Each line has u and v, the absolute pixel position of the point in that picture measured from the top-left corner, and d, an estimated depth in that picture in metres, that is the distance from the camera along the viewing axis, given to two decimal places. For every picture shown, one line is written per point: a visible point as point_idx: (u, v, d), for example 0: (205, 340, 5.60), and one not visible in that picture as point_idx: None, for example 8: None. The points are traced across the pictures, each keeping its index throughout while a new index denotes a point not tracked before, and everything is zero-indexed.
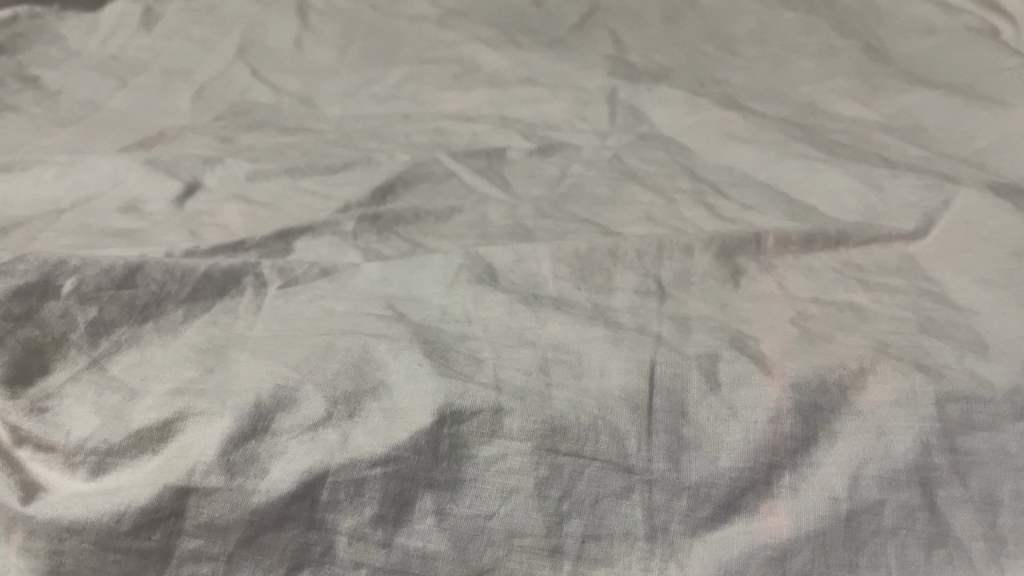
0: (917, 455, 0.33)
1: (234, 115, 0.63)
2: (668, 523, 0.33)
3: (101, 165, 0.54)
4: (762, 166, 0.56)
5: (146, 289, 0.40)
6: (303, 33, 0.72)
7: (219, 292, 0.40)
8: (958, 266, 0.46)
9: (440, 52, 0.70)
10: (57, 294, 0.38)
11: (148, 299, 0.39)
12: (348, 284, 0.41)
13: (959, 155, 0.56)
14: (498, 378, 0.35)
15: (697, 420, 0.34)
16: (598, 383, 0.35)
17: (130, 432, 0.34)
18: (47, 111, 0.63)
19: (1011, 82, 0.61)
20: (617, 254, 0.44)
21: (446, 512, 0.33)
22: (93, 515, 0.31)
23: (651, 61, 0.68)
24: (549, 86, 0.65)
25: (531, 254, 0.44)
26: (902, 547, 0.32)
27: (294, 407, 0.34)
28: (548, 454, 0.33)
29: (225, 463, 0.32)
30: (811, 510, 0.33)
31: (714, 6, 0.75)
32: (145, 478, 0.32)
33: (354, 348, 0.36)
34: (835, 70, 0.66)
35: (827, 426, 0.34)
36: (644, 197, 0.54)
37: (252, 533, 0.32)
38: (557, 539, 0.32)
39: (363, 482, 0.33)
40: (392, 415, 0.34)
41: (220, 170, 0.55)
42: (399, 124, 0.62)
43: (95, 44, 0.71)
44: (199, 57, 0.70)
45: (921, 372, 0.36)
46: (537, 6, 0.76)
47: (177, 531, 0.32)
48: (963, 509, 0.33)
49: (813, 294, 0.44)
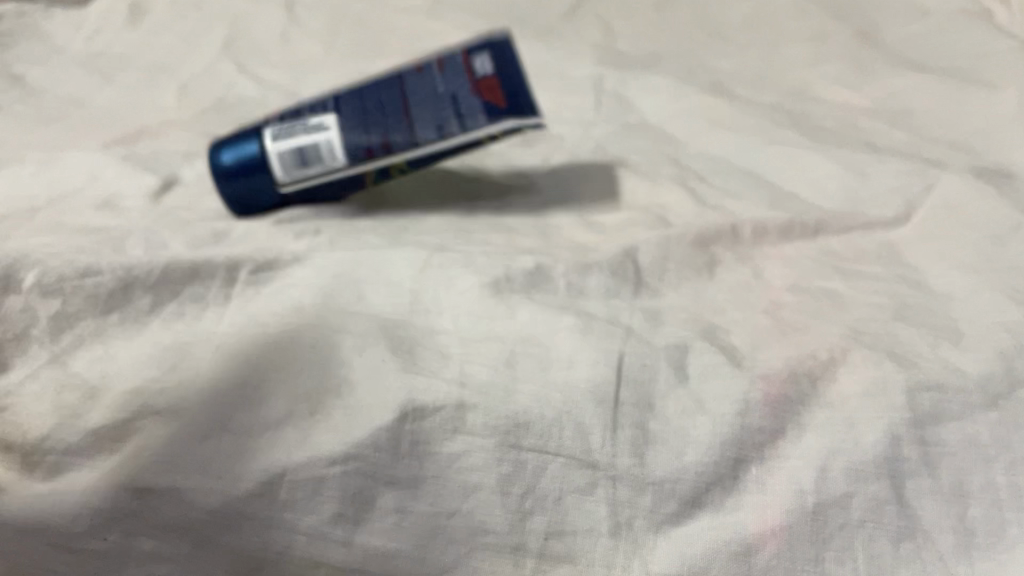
0: (886, 448, 0.33)
1: (217, 109, 0.70)
2: (632, 518, 0.32)
3: (76, 160, 0.57)
4: (746, 151, 0.59)
5: (113, 275, 0.38)
6: (290, 27, 0.80)
7: (187, 278, 0.39)
8: (938, 252, 0.46)
9: (429, 42, 0.78)
10: (18, 289, 0.38)
11: (115, 285, 0.38)
12: (315, 265, 0.40)
13: (948, 140, 0.58)
14: (463, 373, 0.34)
15: (664, 414, 0.34)
16: (565, 375, 0.35)
17: (88, 431, 0.33)
18: (30, 108, 0.68)
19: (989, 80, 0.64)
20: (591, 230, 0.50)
21: (407, 510, 0.32)
22: (48, 514, 0.31)
23: (639, 49, 0.76)
24: (536, 74, 0.72)
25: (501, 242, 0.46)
26: (870, 540, 0.32)
27: (253, 407, 0.33)
28: (512, 449, 0.33)
29: (182, 464, 0.32)
30: (779, 503, 0.32)
31: (706, 22, 0.79)
32: (99, 478, 0.32)
33: (318, 344, 0.35)
34: (827, 55, 0.71)
35: (795, 419, 0.34)
36: (631, 181, 0.56)
37: (211, 532, 0.31)
38: (520, 536, 0.32)
39: (322, 480, 0.32)
40: (353, 412, 0.33)
41: (197, 163, 0.60)
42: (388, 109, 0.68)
43: (80, 40, 0.79)
44: (207, 80, 0.73)
45: (893, 362, 0.35)
46: (528, 18, 0.81)
47: (134, 531, 0.31)
48: (933, 501, 0.32)
49: (791, 282, 0.43)
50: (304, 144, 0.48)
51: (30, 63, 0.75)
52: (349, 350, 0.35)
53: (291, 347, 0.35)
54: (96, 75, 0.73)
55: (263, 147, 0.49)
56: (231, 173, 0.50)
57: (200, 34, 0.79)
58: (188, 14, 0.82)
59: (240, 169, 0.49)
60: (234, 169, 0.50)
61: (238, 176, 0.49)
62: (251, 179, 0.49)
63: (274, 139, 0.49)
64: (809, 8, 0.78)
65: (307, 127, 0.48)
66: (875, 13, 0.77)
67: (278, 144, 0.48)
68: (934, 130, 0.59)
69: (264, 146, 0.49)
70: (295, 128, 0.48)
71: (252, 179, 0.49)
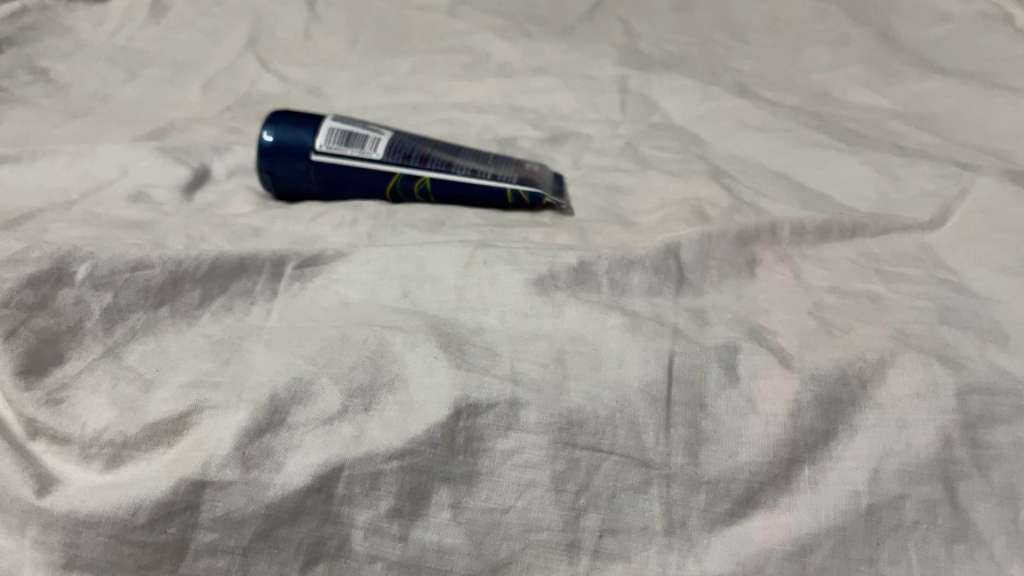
0: (938, 449, 0.32)
1: (243, 105, 0.70)
2: (686, 518, 0.32)
3: (110, 155, 0.58)
4: (773, 154, 0.60)
5: (163, 268, 0.40)
6: (312, 23, 0.81)
7: (236, 272, 0.41)
8: (978, 255, 0.46)
9: (452, 41, 0.78)
10: (71, 282, 0.38)
11: (166, 279, 0.39)
12: (362, 262, 0.42)
13: (976, 143, 0.58)
14: (514, 371, 0.35)
15: (715, 414, 0.34)
16: (616, 373, 0.35)
17: (146, 424, 0.33)
18: (56, 102, 0.68)
19: (1016, 84, 0.64)
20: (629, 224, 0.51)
21: (462, 506, 0.32)
22: (108, 508, 0.31)
23: (661, 49, 0.76)
24: (559, 75, 0.73)
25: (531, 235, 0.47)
26: (923, 541, 0.31)
27: (308, 401, 0.33)
28: (565, 447, 0.33)
29: (240, 457, 0.32)
30: (831, 504, 0.32)
31: (727, 26, 0.80)
32: (160, 471, 0.32)
33: (370, 341, 0.36)
34: (849, 57, 0.71)
35: (847, 420, 0.34)
36: (663, 182, 0.56)
37: (268, 527, 0.31)
38: (574, 534, 0.32)
39: (378, 475, 0.32)
40: (408, 407, 0.33)
41: (228, 157, 0.61)
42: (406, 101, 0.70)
43: (103, 35, 0.79)
44: (233, 78, 0.74)
45: (942, 364, 0.35)
46: (549, 18, 0.82)
47: (193, 525, 0.31)
48: (985, 504, 0.32)
49: (831, 285, 0.43)
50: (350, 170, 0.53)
51: (55, 58, 0.74)
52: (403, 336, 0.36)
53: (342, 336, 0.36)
54: (122, 73, 0.73)
55: (308, 160, 0.53)
56: (274, 151, 0.53)
57: (224, 32, 0.80)
58: (211, 11, 0.82)
59: (284, 156, 0.53)
60: (278, 148, 0.53)
61: (279, 161, 0.53)
62: (291, 163, 0.53)
63: (321, 156, 0.53)
64: (830, 9, 0.78)
65: (357, 158, 0.53)
66: (897, 16, 0.77)
67: (321, 163, 0.53)
68: (961, 133, 0.60)
69: (309, 158, 0.53)
70: (345, 160, 0.53)
71: (290, 168, 0.53)
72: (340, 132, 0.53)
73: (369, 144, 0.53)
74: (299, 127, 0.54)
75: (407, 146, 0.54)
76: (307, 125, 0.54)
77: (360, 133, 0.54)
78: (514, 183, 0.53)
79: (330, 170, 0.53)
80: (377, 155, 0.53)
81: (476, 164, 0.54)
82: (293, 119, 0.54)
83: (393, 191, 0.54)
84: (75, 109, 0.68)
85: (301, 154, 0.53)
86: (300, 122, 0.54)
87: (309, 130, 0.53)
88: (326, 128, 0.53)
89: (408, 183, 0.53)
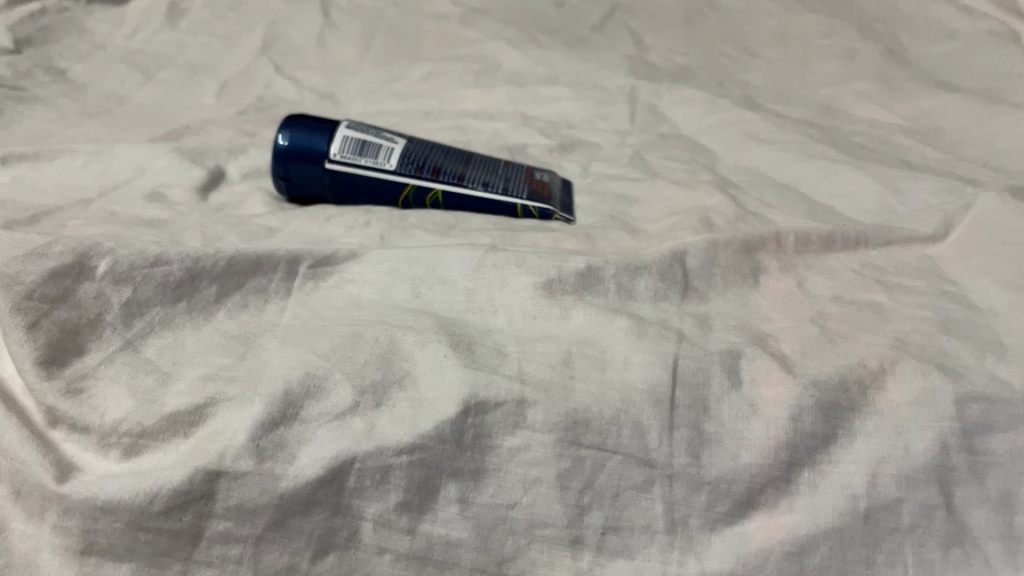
0: (937, 455, 0.33)
1: (257, 108, 0.71)
2: (687, 517, 0.33)
3: (127, 154, 0.59)
4: (781, 165, 0.61)
5: (181, 264, 0.40)
6: (326, 29, 0.82)
7: (252, 269, 0.41)
8: (979, 268, 0.46)
9: (464, 49, 0.79)
10: (92, 276, 0.39)
11: (184, 274, 0.40)
12: (373, 263, 0.43)
13: (979, 160, 0.59)
14: (522, 371, 0.36)
15: (718, 416, 0.35)
16: (621, 376, 0.36)
17: (163, 415, 0.34)
18: (74, 102, 0.69)
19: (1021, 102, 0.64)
20: (638, 231, 0.51)
21: (469, 501, 0.33)
22: (125, 495, 0.32)
23: (669, 61, 0.77)
24: (569, 85, 0.74)
25: (539, 239, 0.48)
26: (920, 545, 0.32)
27: (322, 396, 0.34)
28: (571, 445, 0.34)
29: (254, 448, 0.33)
30: (829, 507, 0.33)
31: (736, 39, 0.81)
32: (176, 460, 0.33)
33: (381, 338, 0.37)
34: (856, 72, 0.72)
35: (847, 425, 0.34)
36: (670, 191, 0.57)
37: (280, 516, 0.32)
38: (578, 530, 0.33)
39: (388, 469, 0.33)
40: (417, 404, 0.34)
41: (243, 159, 0.62)
42: (417, 107, 0.71)
43: (121, 37, 0.80)
44: (248, 82, 0.75)
45: (941, 372, 0.36)
46: (560, 28, 0.83)
47: (207, 513, 0.32)
48: (980, 509, 0.33)
49: (834, 294, 0.44)
50: (363, 178, 0.54)
51: (74, 59, 0.76)
52: (414, 334, 0.37)
53: (354, 334, 0.37)
54: (139, 74, 0.75)
55: (322, 166, 0.54)
56: (289, 156, 0.54)
57: (240, 36, 0.81)
58: (227, 16, 0.84)
59: (298, 160, 0.54)
60: (292, 153, 0.54)
61: (294, 166, 0.54)
62: (306, 167, 0.54)
63: (336, 164, 0.54)
64: (838, 24, 0.79)
65: (370, 169, 0.54)
66: (905, 32, 0.78)
67: (335, 171, 0.54)
68: (964, 149, 0.61)
69: (323, 165, 0.54)
70: (359, 169, 0.54)
71: (304, 172, 0.54)
72: (355, 141, 0.54)
73: (382, 154, 0.54)
74: (313, 132, 0.54)
75: (419, 158, 0.55)
76: (322, 132, 0.54)
77: (374, 142, 0.55)
78: (524, 199, 0.55)
79: (344, 177, 0.54)
80: (390, 166, 0.54)
81: (486, 178, 0.55)
82: (308, 124, 0.55)
83: (406, 200, 0.55)
84: (91, 110, 0.69)
85: (316, 161, 0.54)
86: (314, 127, 0.55)
87: (324, 138, 0.54)
88: (342, 136, 0.54)
89: (420, 195, 0.55)
